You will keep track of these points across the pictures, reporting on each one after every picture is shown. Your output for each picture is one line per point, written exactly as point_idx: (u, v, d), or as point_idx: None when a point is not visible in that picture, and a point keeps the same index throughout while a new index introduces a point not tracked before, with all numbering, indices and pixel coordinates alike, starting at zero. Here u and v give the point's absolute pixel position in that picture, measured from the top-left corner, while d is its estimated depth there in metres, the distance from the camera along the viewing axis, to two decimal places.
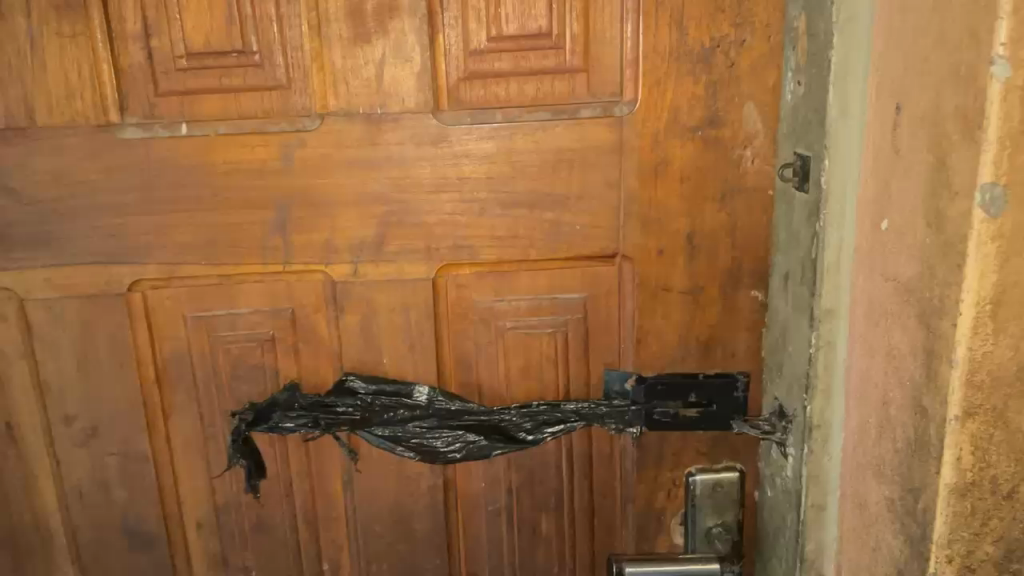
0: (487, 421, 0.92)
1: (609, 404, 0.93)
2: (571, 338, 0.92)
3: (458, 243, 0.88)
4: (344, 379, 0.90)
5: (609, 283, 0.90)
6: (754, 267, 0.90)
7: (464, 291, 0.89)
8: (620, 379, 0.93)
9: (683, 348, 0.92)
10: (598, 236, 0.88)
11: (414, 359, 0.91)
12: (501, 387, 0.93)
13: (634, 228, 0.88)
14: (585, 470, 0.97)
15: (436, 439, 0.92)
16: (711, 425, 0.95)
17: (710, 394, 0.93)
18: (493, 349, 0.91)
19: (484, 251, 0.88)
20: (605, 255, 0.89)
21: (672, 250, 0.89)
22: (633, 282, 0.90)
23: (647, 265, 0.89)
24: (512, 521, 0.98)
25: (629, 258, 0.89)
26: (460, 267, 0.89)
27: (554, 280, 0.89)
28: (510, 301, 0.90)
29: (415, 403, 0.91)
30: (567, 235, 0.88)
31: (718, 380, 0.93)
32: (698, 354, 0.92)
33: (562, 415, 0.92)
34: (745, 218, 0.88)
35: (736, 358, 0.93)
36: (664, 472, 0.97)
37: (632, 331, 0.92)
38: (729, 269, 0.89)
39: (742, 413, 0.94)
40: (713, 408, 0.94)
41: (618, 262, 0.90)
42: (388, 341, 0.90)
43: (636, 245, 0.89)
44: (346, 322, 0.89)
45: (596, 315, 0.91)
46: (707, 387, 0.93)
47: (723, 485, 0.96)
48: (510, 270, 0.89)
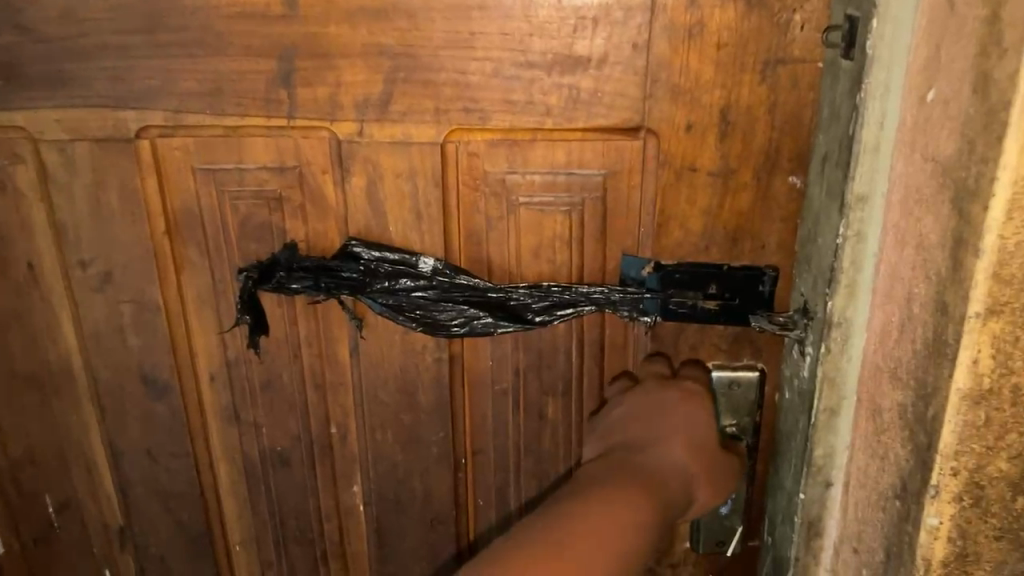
0: (494, 298, 0.89)
1: (625, 291, 0.88)
2: (587, 218, 0.87)
3: (469, 106, 0.82)
4: (347, 244, 0.87)
5: (632, 160, 0.84)
6: (792, 150, 0.82)
7: (476, 159, 0.85)
8: (637, 266, 0.88)
9: (708, 236, 0.86)
10: (621, 106, 0.82)
11: (423, 229, 0.88)
12: (512, 264, 0.89)
13: (662, 99, 0.81)
14: (597, 356, 0.93)
15: (439, 312, 0.89)
16: (733, 321, 0.88)
17: (733, 287, 0.87)
18: (505, 224, 0.87)
19: (496, 116, 0.83)
20: (629, 129, 0.83)
21: (702, 126, 0.82)
22: (657, 160, 0.83)
23: (673, 141, 0.82)
24: (518, 402, 0.96)
25: (654, 133, 0.82)
26: (472, 133, 0.84)
27: (571, 154, 0.84)
28: (523, 174, 0.85)
29: (419, 273, 0.88)
30: (587, 102, 0.82)
31: (741, 273, 0.87)
32: (724, 243, 0.86)
33: (570, 298, 0.89)
34: (786, 95, 0.80)
35: (764, 251, 0.86)
36: (680, 367, 0.93)
37: (653, 216, 0.86)
38: (764, 151, 0.82)
39: (767, 310, 0.87)
40: (735, 302, 0.88)
41: (642, 137, 0.83)
42: (395, 208, 0.87)
43: (663, 118, 0.82)
44: (354, 185, 0.86)
45: (615, 196, 0.86)
46: (730, 279, 0.87)
47: (740, 384, 0.92)
48: (526, 140, 0.84)
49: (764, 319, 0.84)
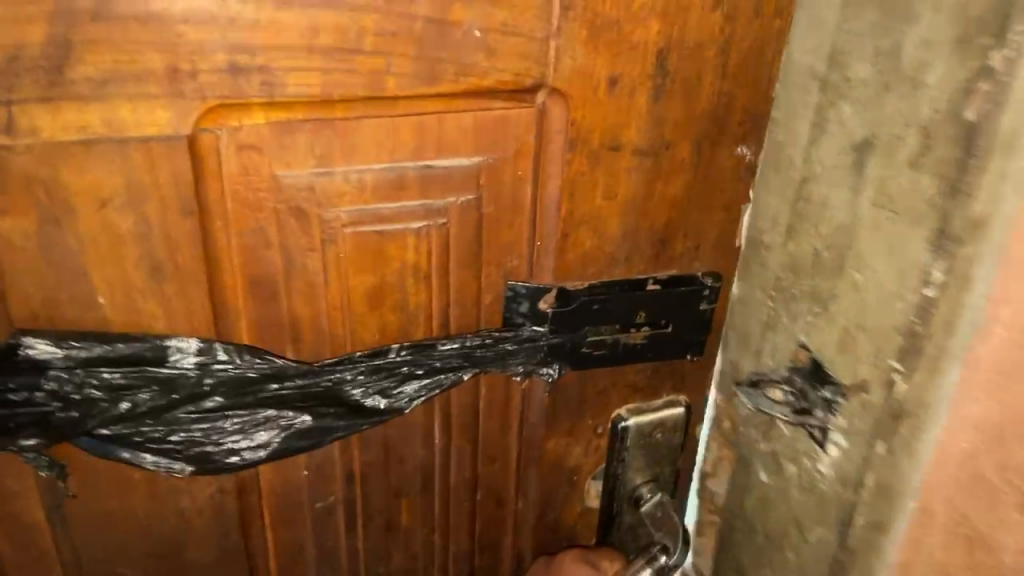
0: (315, 388, 0.52)
1: (516, 338, 0.57)
2: (453, 234, 0.53)
3: (235, 59, 0.43)
4: (15, 348, 0.44)
5: (521, 138, 0.51)
6: (745, 110, 0.54)
7: (256, 155, 0.46)
8: (530, 297, 0.57)
9: (632, 242, 0.57)
10: (511, 53, 0.48)
11: (165, 293, 0.47)
12: (335, 323, 0.54)
13: (573, 40, 0.48)
14: (469, 429, 0.63)
15: (224, 431, 0.50)
16: (662, 354, 0.62)
17: (663, 308, 0.60)
18: (318, 261, 0.51)
19: (290, 78, 0.45)
20: (519, 90, 0.50)
21: (632, 82, 0.51)
22: (563, 138, 0.52)
23: (588, 108, 0.51)
24: (353, 517, 0.63)
25: (559, 93, 0.50)
26: (244, 110, 0.45)
27: (427, 136, 0.49)
28: (346, 175, 0.49)
29: (174, 374, 0.48)
30: (456, 46, 0.47)
31: (675, 289, 0.60)
32: (653, 249, 0.58)
33: (432, 364, 0.55)
34: (747, 26, 0.51)
35: (702, 253, 0.59)
36: (585, 421, 0.65)
37: (555, 223, 0.55)
38: (713, 114, 0.54)
39: (705, 332, 0.62)
40: (667, 331, 0.61)
41: (539, 101, 0.50)
42: (105, 264, 0.45)
43: (574, 71, 0.49)
44: (6, 232, 0.43)
45: (495, 197, 0.53)
46: (659, 299, 0.60)
47: (664, 428, 0.66)
48: (349, 116, 0.47)
49: (754, 390, 0.60)
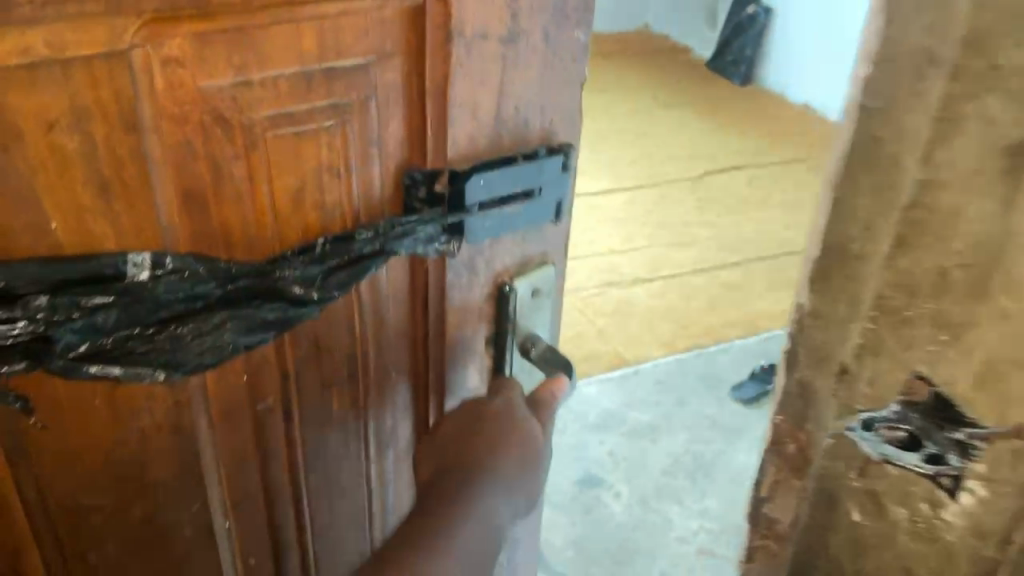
0: (263, 284, 0.54)
1: (421, 223, 0.63)
2: (353, 131, 0.59)
3: None
4: None
5: (406, 36, 0.58)
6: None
7: (176, 70, 0.51)
8: (427, 183, 0.63)
9: (499, 121, 0.63)
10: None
11: (115, 213, 0.49)
12: (252, 223, 0.59)
13: None
14: (383, 313, 0.68)
15: (184, 336, 0.51)
16: (538, 220, 0.68)
17: (538, 178, 0.66)
18: (243, 167, 0.57)
19: None
20: None
21: None
22: (446, 31, 0.58)
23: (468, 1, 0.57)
24: (291, 415, 0.69)
25: None
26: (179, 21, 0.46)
27: (325, 38, 0.55)
28: (258, 82, 0.54)
29: (133, 287, 0.49)
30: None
31: (544, 156, 0.65)
32: (514, 127, 0.64)
33: (354, 255, 0.62)
34: None
35: (557, 124, 0.66)
36: (475, 292, 0.70)
37: (442, 110, 0.61)
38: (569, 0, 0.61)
39: (570, 195, 0.69)
40: (541, 196, 0.67)
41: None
42: (58, 190, 0.47)
43: None
44: None
45: (386, 92, 0.60)
46: (535, 170, 0.66)
47: (540, 286, 0.73)
48: (253, 26, 0.52)
49: None
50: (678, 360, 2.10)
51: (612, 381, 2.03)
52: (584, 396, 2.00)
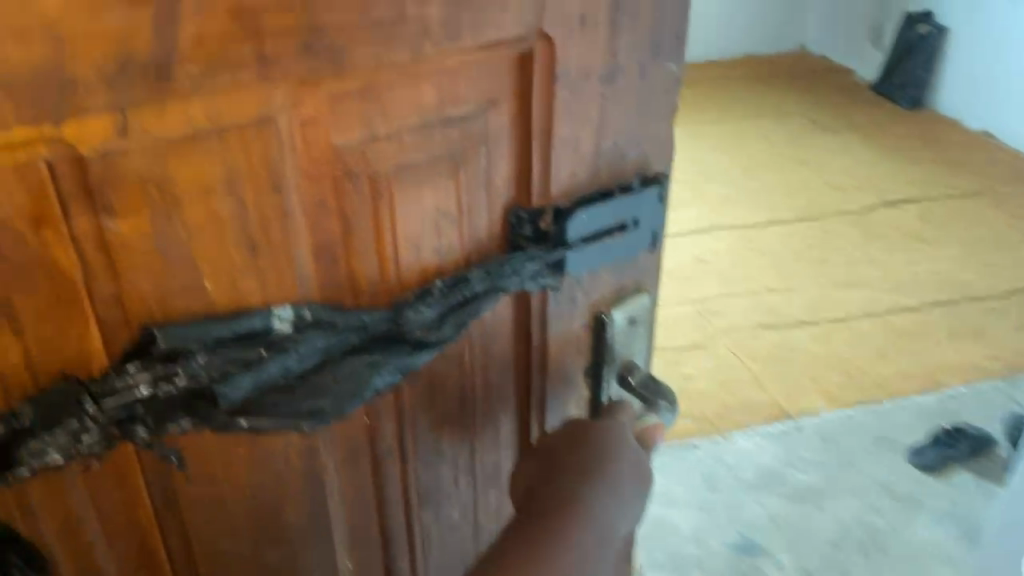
0: (375, 331, 0.59)
1: (527, 258, 0.64)
2: (469, 175, 0.61)
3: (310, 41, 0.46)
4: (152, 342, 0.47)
5: (517, 80, 0.60)
6: (674, 31, 0.63)
7: (311, 130, 0.52)
8: (533, 220, 0.65)
9: (597, 157, 0.65)
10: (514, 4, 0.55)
11: (261, 269, 0.50)
12: (376, 269, 0.60)
13: None
14: (493, 350, 0.70)
15: (323, 385, 0.52)
16: (633, 251, 0.70)
17: (637, 209, 0.68)
18: (371, 217, 0.58)
19: None
20: (519, 38, 0.57)
21: (605, 18, 0.59)
22: (554, 76, 0.60)
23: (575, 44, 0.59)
24: (409, 455, 0.70)
25: (550, 36, 0.58)
26: None
27: (444, 89, 0.56)
28: (384, 136, 0.56)
29: (277, 341, 0.51)
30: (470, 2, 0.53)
31: (639, 188, 0.67)
32: (610, 161, 0.66)
33: (466, 292, 0.62)
34: None
35: (649, 154, 0.68)
36: (573, 324, 0.72)
37: (549, 150, 0.63)
38: (663, 36, 0.63)
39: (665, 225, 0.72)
40: (638, 226, 0.69)
41: (534, 45, 0.58)
42: (214, 255, 0.48)
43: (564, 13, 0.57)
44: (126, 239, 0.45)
45: (498, 135, 0.61)
46: (636, 203, 0.67)
47: (636, 315, 0.75)
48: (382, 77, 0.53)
49: None
50: (847, 417, 1.92)
51: (776, 437, 1.87)
52: (739, 450, 1.85)
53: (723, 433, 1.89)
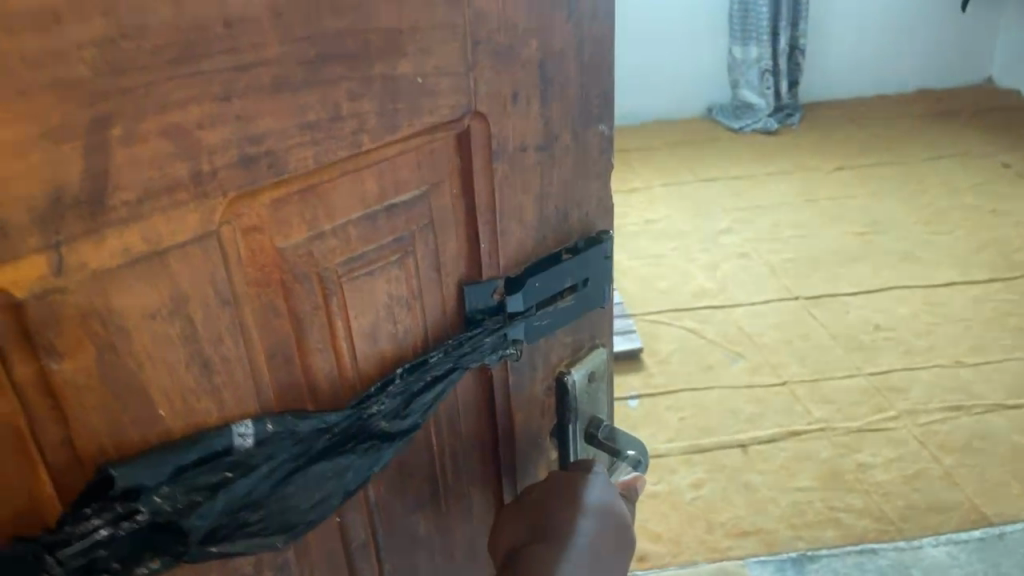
0: (349, 431, 0.56)
1: (484, 331, 0.65)
2: (419, 257, 0.61)
3: (246, 152, 0.46)
4: (110, 477, 0.44)
5: (453, 161, 0.60)
6: (600, 90, 0.67)
7: (257, 236, 0.51)
8: (487, 293, 0.66)
9: (543, 223, 0.68)
10: (445, 92, 0.56)
11: (217, 388, 0.48)
12: (335, 364, 0.59)
13: (485, 70, 0.58)
14: (457, 426, 0.70)
15: (289, 496, 0.52)
16: (583, 310, 0.74)
17: (581, 269, 0.72)
18: (324, 316, 0.57)
19: (293, 157, 0.48)
20: (451, 121, 0.58)
21: (526, 94, 0.61)
22: (486, 152, 0.61)
23: (504, 121, 0.61)
24: (384, 548, 0.68)
25: (481, 115, 0.59)
26: (254, 196, 0.49)
27: (387, 179, 0.56)
28: (334, 233, 0.55)
29: (241, 457, 0.49)
30: (407, 94, 0.54)
31: (585, 248, 0.72)
32: (556, 226, 0.70)
33: (427, 375, 0.62)
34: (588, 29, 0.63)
35: (590, 216, 0.73)
36: (536, 387, 0.75)
37: (493, 223, 0.64)
38: (581, 103, 0.66)
39: (613, 283, 0.75)
40: (585, 283, 0.73)
41: (467, 124, 0.59)
42: (168, 376, 0.46)
43: (490, 93, 0.59)
44: (77, 375, 0.42)
45: (442, 215, 0.61)
46: (578, 264, 0.71)
47: (593, 371, 0.80)
48: (323, 181, 0.52)
49: None
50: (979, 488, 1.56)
51: (971, 546, 1.44)
52: (930, 561, 1.42)
53: (906, 539, 1.46)
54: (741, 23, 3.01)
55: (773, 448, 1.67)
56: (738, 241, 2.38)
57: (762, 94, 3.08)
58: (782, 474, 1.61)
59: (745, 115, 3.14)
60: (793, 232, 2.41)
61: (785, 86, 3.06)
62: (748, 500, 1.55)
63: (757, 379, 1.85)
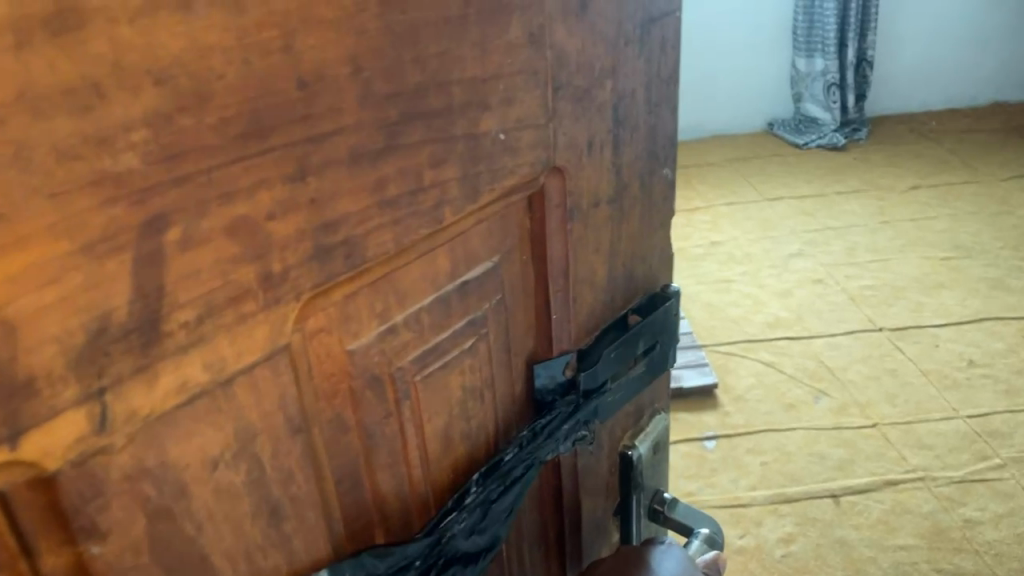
0: (433, 559, 0.46)
1: (560, 417, 0.54)
2: (492, 341, 0.48)
3: (320, 246, 0.35)
4: None
5: (520, 226, 0.48)
6: (667, 134, 0.54)
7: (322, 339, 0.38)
8: (557, 370, 0.54)
9: (609, 285, 0.56)
10: (527, 147, 0.44)
11: (287, 536, 0.39)
12: (404, 482, 0.46)
13: (565, 119, 0.45)
14: (522, 522, 0.59)
15: None
16: (655, 373, 0.62)
17: (655, 333, 0.60)
18: (395, 424, 0.44)
19: (371, 247, 0.37)
20: (531, 177, 0.46)
21: (601, 143, 0.49)
22: (558, 211, 0.49)
23: (581, 175, 0.49)
24: None
25: (559, 170, 0.47)
26: (319, 296, 0.37)
27: (456, 255, 0.44)
28: (402, 327, 0.42)
29: None
30: (488, 156, 0.42)
31: (650, 309, 0.60)
32: (623, 284, 0.57)
33: (505, 480, 0.51)
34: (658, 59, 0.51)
35: (654, 270, 0.60)
36: (601, 466, 0.63)
37: (562, 296, 0.52)
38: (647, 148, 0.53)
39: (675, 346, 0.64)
40: (655, 349, 0.61)
41: (543, 180, 0.47)
42: (232, 533, 0.36)
43: (568, 144, 0.46)
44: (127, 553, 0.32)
45: (515, 293, 0.49)
46: (652, 328, 0.60)
47: (659, 441, 0.68)
48: (393, 270, 0.40)
49: None
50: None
51: None
52: None
53: None
54: (806, 35, 2.84)
55: (867, 500, 1.49)
56: (814, 266, 2.20)
57: (829, 108, 2.90)
58: (880, 529, 1.43)
59: (808, 130, 2.96)
60: (870, 257, 2.22)
61: (852, 99, 2.89)
62: (845, 560, 1.38)
63: (848, 420, 1.67)
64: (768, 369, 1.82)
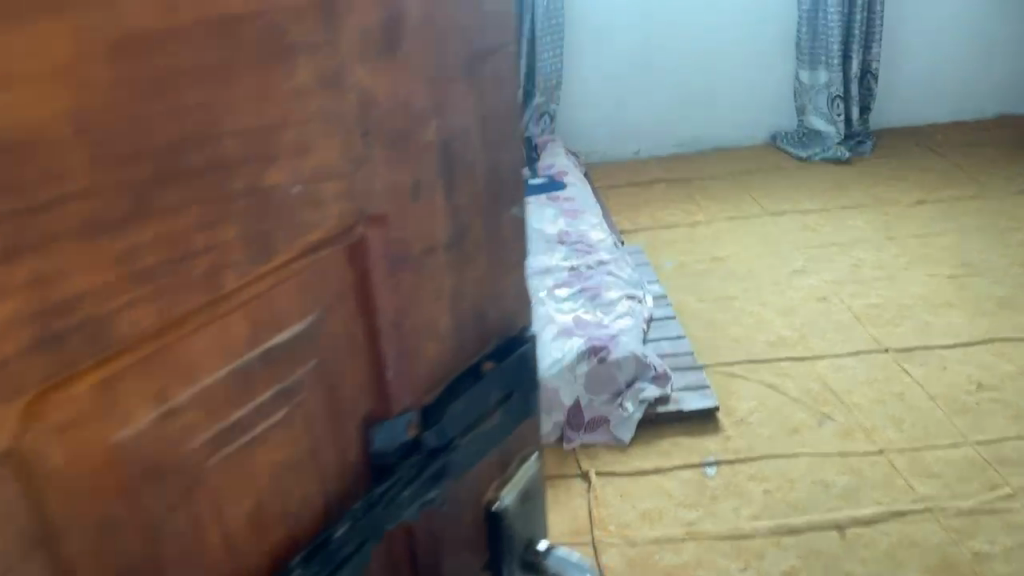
0: None
1: (399, 484, 0.45)
2: (309, 414, 0.40)
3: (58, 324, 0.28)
4: None
5: (344, 279, 0.40)
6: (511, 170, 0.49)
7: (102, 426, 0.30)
8: (392, 432, 0.46)
9: (459, 335, 0.50)
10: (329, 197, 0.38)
11: None
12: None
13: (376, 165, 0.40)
14: None
15: None
16: (519, 419, 0.55)
17: (512, 377, 0.53)
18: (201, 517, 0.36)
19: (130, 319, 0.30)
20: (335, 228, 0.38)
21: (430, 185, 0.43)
22: (384, 260, 0.42)
23: (409, 219, 0.43)
24: None
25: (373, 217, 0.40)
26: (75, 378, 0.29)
27: (261, 317, 0.36)
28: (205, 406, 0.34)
29: None
30: (277, 211, 0.35)
31: (510, 350, 0.53)
32: (474, 331, 0.51)
33: (332, 564, 0.41)
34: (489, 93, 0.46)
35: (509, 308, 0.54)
36: (463, 529, 0.54)
37: (399, 354, 0.45)
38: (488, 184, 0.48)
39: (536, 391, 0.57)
40: (516, 394, 0.54)
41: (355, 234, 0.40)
42: None
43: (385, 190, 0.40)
44: None
45: (347, 357, 0.42)
46: (508, 370, 0.52)
47: (527, 484, 0.59)
48: (166, 351, 0.32)
49: None
50: None
51: None
52: None
53: None
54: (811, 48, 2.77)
55: (874, 532, 1.41)
56: (818, 283, 2.12)
57: (832, 122, 2.81)
58: (889, 564, 1.35)
59: (812, 142, 2.88)
60: (875, 274, 2.14)
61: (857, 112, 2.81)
62: None
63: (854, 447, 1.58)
64: (770, 392, 1.75)
